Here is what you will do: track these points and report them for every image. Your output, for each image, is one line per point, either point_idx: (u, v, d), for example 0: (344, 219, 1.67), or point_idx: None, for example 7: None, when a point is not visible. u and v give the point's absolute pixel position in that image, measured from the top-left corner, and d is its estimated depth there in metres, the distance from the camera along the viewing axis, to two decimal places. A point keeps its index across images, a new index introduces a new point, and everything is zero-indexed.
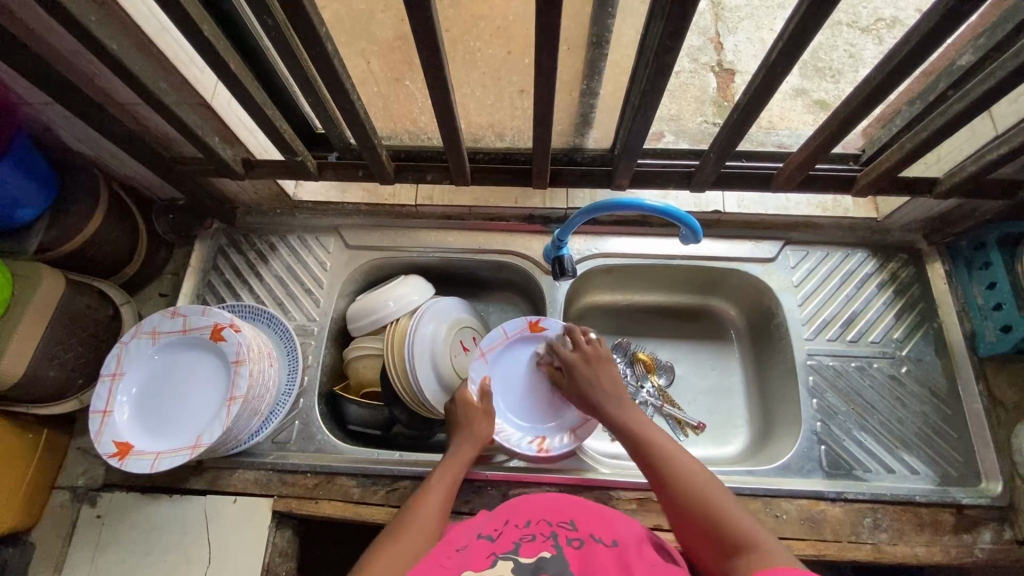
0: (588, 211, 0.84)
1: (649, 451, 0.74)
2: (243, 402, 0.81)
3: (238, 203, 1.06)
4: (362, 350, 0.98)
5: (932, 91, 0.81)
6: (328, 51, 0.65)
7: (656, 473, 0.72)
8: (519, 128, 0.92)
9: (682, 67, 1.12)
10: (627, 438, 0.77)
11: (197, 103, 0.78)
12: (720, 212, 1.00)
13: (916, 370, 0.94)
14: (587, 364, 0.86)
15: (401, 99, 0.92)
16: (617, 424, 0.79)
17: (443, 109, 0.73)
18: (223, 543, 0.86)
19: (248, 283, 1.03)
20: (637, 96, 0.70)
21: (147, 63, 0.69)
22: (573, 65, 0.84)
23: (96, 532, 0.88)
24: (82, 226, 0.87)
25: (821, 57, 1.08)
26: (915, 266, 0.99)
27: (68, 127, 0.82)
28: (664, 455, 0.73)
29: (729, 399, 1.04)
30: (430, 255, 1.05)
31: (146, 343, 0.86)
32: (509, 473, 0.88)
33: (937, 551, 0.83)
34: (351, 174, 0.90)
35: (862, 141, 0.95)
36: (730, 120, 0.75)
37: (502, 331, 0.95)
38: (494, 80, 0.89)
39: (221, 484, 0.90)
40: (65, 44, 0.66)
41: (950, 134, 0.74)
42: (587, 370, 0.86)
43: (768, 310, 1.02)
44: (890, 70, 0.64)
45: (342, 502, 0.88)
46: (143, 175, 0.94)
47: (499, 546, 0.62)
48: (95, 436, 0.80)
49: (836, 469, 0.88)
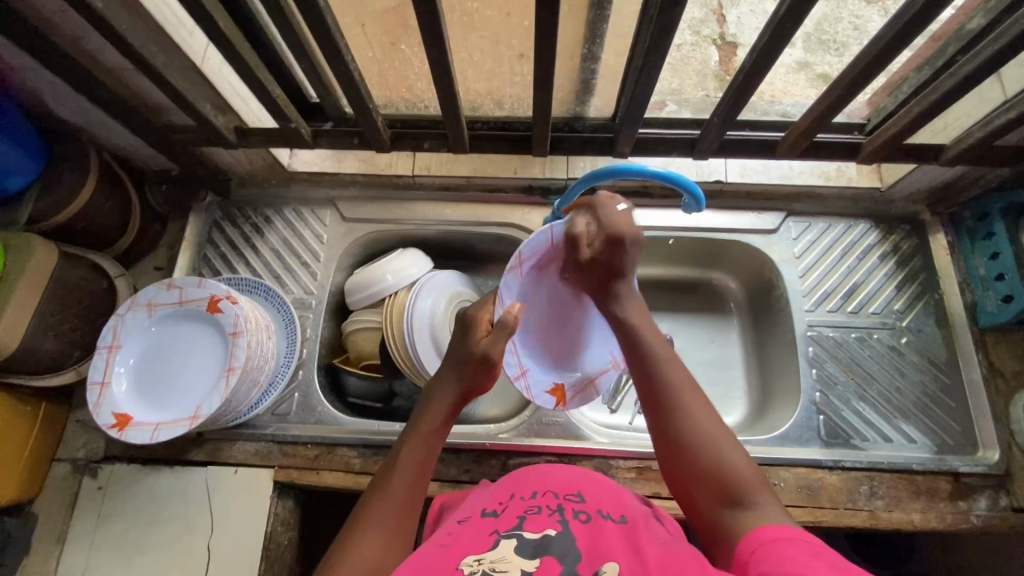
0: (587, 178, 0.80)
1: (652, 368, 0.67)
2: (241, 373, 0.80)
3: (232, 174, 1.04)
4: (361, 324, 0.97)
5: (941, 56, 0.78)
6: (321, 8, 0.62)
7: (654, 399, 0.66)
8: (518, 95, 0.90)
9: (683, 40, 1.08)
10: (628, 341, 0.69)
11: (187, 67, 0.76)
12: (723, 181, 0.98)
13: (916, 341, 0.94)
14: (603, 249, 0.69)
15: (396, 65, 0.88)
16: (619, 324, 0.70)
17: (441, 71, 0.71)
18: (226, 512, 0.86)
19: (244, 256, 1.01)
20: (639, 57, 0.68)
21: (134, 24, 0.67)
22: (575, 28, 0.78)
23: (99, 503, 0.88)
24: (74, 196, 0.85)
25: (827, 30, 1.03)
26: (918, 237, 0.99)
27: (55, 95, 0.79)
28: (668, 378, 0.66)
29: (729, 372, 1.04)
30: (428, 228, 1.03)
31: (143, 314, 0.85)
32: (510, 443, 0.88)
33: (932, 517, 0.84)
34: (346, 142, 0.89)
35: (867, 110, 0.92)
36: (735, 84, 0.73)
37: (546, 233, 0.73)
38: (493, 44, 0.84)
39: (222, 455, 0.90)
40: (50, 4, 0.64)
41: (960, 95, 0.72)
42: (609, 260, 0.69)
43: (769, 282, 1.01)
44: (900, 28, 0.62)
45: (344, 472, 0.88)
46: (135, 145, 0.92)
47: (503, 521, 0.61)
48: (94, 408, 0.80)
49: (834, 438, 0.89)
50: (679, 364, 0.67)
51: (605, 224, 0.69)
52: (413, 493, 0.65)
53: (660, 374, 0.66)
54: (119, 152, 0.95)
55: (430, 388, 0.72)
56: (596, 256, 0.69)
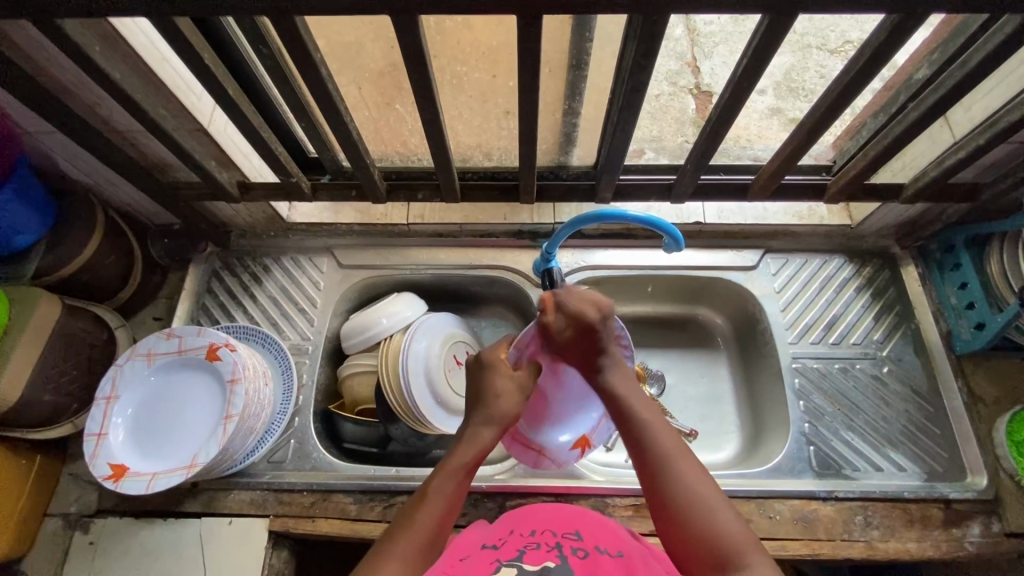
0: (572, 224, 0.86)
1: (638, 435, 0.67)
2: (239, 420, 0.81)
3: (232, 226, 1.07)
4: (356, 368, 0.99)
5: (894, 103, 0.87)
6: (322, 75, 0.68)
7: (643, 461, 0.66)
8: (506, 148, 0.96)
9: (662, 90, 1.17)
10: (616, 412, 0.70)
11: (195, 129, 0.80)
12: (701, 222, 1.04)
13: (897, 370, 0.97)
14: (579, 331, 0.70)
15: (391, 122, 0.95)
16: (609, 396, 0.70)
17: (433, 128, 0.76)
18: (220, 564, 0.85)
19: (242, 304, 1.04)
20: (615, 111, 0.74)
21: (148, 91, 0.72)
22: (556, 85, 0.86)
23: (90, 558, 0.87)
24: (79, 251, 0.88)
25: (794, 79, 1.13)
26: (890, 270, 1.03)
27: (67, 155, 0.84)
28: (659, 444, 0.66)
29: (719, 406, 1.06)
30: (422, 272, 1.07)
31: (142, 364, 0.87)
32: (506, 484, 0.88)
33: (928, 546, 0.84)
34: (344, 194, 0.93)
35: (832, 153, 0.99)
36: (704, 132, 0.79)
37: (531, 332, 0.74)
38: (481, 102, 0.92)
39: (217, 506, 0.89)
40: (69, 75, 0.69)
41: (911, 139, 0.78)
42: (587, 342, 0.70)
43: (752, 317, 1.05)
44: (847, 81, 0.68)
45: (340, 519, 0.88)
46: (140, 200, 0.96)
47: (503, 553, 0.62)
48: (89, 460, 0.80)
49: (825, 469, 0.90)
50: (666, 430, 0.68)
51: (573, 311, 0.70)
52: (439, 531, 0.63)
53: (647, 440, 0.67)
54: (124, 208, 0.99)
55: (466, 427, 0.70)
56: (572, 339, 0.70)
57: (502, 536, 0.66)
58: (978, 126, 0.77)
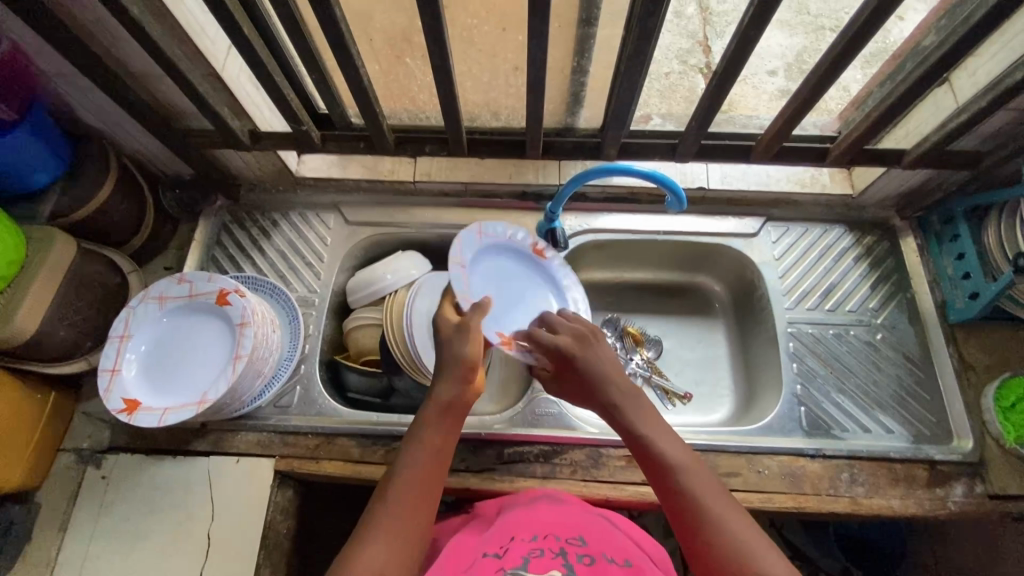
0: (578, 179, 0.88)
1: (669, 474, 0.66)
2: (247, 360, 0.84)
3: (242, 179, 1.09)
4: (360, 322, 1.01)
5: (901, 71, 0.87)
6: (335, 15, 0.69)
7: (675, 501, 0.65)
8: (514, 107, 0.98)
9: (673, 68, 1.18)
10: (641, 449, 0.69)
11: (208, 74, 0.81)
12: (705, 187, 1.05)
13: (890, 337, 0.99)
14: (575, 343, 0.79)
15: (401, 77, 0.96)
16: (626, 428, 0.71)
17: (443, 78, 0.77)
18: (227, 500, 0.89)
19: (250, 256, 1.06)
20: (622, 66, 0.75)
21: (164, 30, 0.73)
22: (564, 44, 0.87)
23: (101, 491, 0.90)
24: (94, 193, 0.90)
25: (806, 60, 1.16)
26: (889, 241, 1.05)
27: (82, 99, 0.85)
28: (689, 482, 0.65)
29: (715, 371, 1.08)
30: (428, 231, 1.08)
31: (154, 307, 0.89)
32: (505, 432, 0.91)
33: (911, 503, 0.87)
34: (353, 146, 0.95)
35: (838, 124, 1.00)
36: (708, 93, 0.80)
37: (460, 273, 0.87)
38: (490, 57, 0.93)
39: (224, 445, 0.92)
40: (86, 12, 0.70)
41: (914, 100, 0.78)
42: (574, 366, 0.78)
43: (751, 283, 1.07)
44: (851, 35, 0.69)
45: (343, 461, 0.91)
46: (153, 149, 0.98)
47: (508, 561, 0.63)
48: (104, 393, 0.83)
49: (815, 428, 0.93)
50: (695, 466, 0.66)
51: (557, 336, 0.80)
52: (421, 492, 0.65)
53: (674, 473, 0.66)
54: (137, 156, 1.01)
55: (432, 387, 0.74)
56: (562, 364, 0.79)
57: (503, 544, 0.66)
58: (983, 89, 0.78)
